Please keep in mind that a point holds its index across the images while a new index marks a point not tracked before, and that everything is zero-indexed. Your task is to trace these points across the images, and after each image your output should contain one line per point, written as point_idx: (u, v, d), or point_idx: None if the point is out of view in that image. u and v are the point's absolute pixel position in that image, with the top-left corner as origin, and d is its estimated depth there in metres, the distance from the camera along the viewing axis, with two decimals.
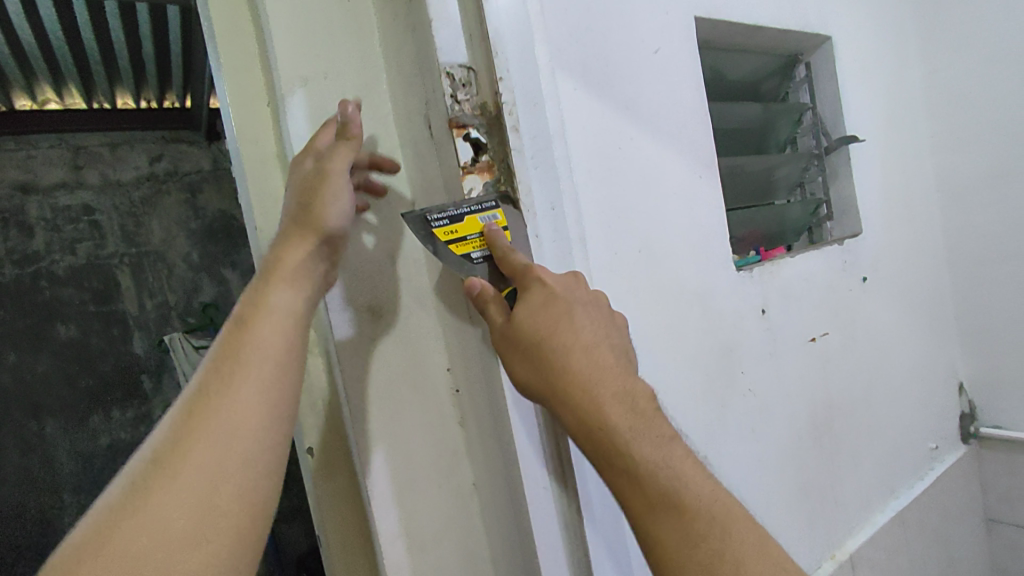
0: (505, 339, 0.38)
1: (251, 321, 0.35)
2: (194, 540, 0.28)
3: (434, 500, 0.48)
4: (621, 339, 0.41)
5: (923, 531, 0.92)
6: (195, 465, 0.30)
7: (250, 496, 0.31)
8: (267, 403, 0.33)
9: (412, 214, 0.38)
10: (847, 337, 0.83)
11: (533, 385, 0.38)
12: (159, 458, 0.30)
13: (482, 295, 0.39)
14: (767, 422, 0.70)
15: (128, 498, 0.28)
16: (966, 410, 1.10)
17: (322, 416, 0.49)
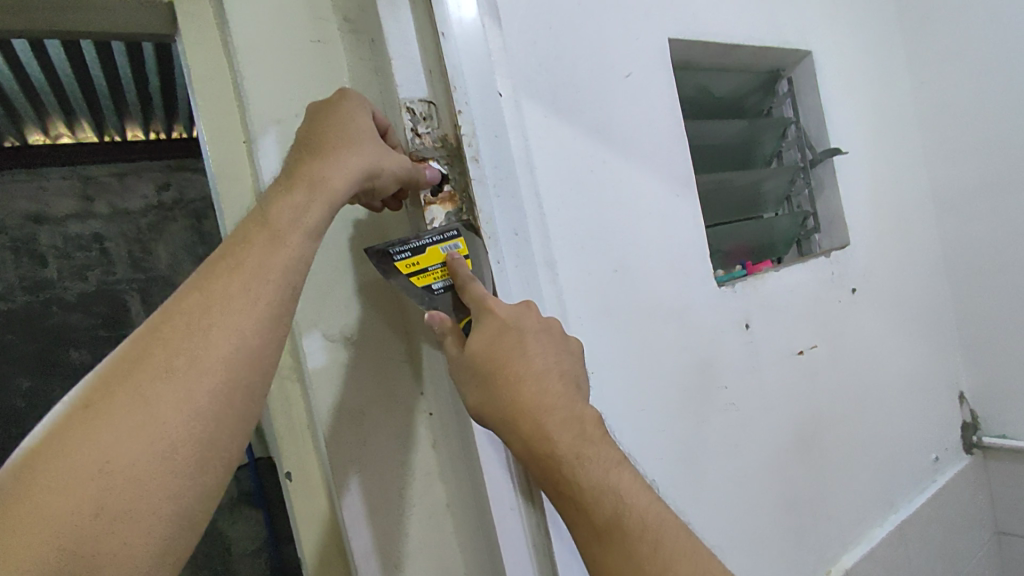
0: (461, 369, 0.40)
1: (207, 289, 0.31)
2: (107, 491, 0.26)
3: (408, 520, 0.49)
4: (573, 367, 0.42)
5: (923, 544, 0.91)
6: (98, 442, 0.27)
7: (177, 479, 0.28)
8: (205, 359, 0.30)
9: (373, 249, 0.39)
10: (836, 349, 0.83)
11: (486, 408, 0.39)
12: (65, 434, 0.26)
13: (441, 325, 0.41)
14: (751, 436, 0.70)
15: (23, 475, 0.25)
16: (969, 420, 1.08)
17: (300, 440, 0.50)
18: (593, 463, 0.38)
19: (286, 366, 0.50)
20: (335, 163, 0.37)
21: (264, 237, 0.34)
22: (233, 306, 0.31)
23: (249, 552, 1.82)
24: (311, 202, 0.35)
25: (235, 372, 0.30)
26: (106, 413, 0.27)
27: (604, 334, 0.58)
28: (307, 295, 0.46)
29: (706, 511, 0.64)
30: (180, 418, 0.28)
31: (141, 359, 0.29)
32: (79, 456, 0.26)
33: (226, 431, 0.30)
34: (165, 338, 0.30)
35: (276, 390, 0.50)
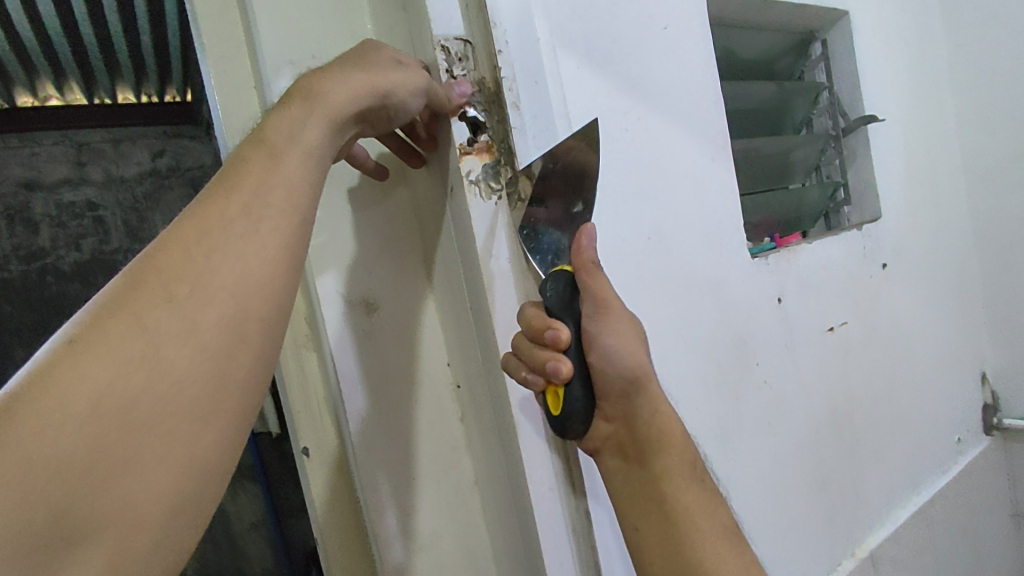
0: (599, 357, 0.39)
1: (206, 213, 0.27)
2: (107, 450, 0.22)
3: (435, 499, 0.46)
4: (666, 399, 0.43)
5: (945, 525, 0.89)
6: (89, 390, 0.22)
7: (192, 432, 0.24)
8: (221, 294, 0.26)
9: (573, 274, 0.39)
10: (867, 326, 0.80)
11: (601, 339, 0.39)
12: (43, 383, 0.22)
13: (558, 340, 0.36)
14: (784, 415, 0.68)
15: (1, 417, 0.21)
16: (990, 402, 1.06)
17: (316, 414, 0.47)
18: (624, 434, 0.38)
19: (302, 336, 0.47)
20: (337, 82, 0.32)
21: (259, 157, 0.29)
22: (235, 233, 0.27)
23: (250, 529, 1.82)
24: (309, 114, 0.31)
25: (244, 304, 0.26)
26: (98, 349, 0.23)
27: (638, 304, 0.54)
28: (328, 258, 0.42)
29: (738, 491, 0.61)
30: (190, 361, 0.24)
31: (137, 287, 0.25)
32: (67, 398, 0.22)
33: (236, 370, 0.26)
34: (164, 270, 0.25)
35: (293, 362, 0.46)
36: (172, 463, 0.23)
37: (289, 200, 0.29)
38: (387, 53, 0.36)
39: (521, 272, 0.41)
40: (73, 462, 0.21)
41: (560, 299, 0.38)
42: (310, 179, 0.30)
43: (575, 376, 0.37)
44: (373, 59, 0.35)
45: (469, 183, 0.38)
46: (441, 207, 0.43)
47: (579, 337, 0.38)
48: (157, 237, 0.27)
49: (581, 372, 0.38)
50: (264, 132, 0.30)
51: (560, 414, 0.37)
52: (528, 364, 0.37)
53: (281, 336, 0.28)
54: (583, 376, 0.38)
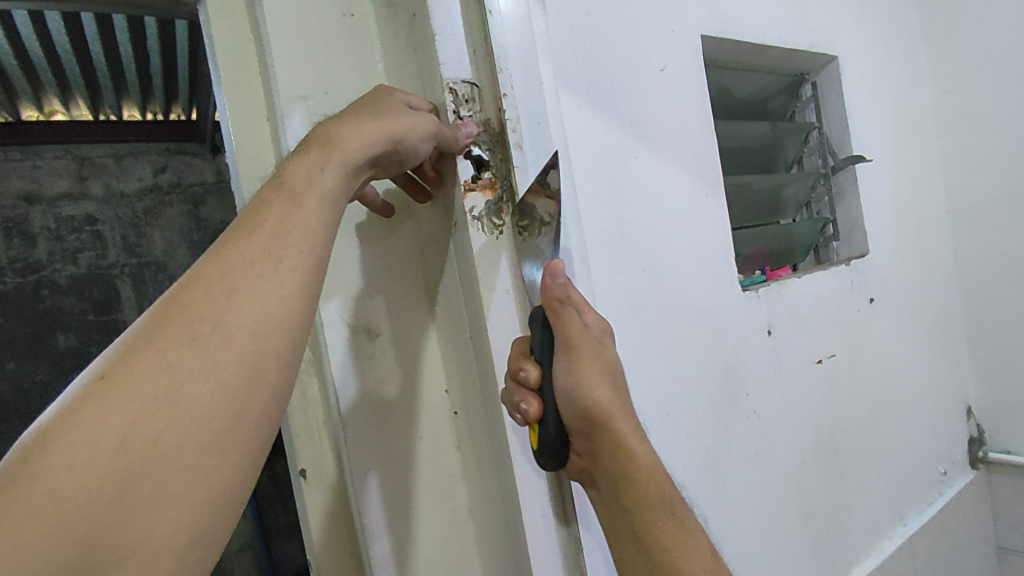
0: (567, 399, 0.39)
1: (229, 256, 0.29)
2: (130, 483, 0.23)
3: (429, 526, 0.46)
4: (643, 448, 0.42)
5: (930, 556, 0.91)
6: (115, 425, 0.23)
7: (212, 464, 0.25)
8: (240, 331, 0.27)
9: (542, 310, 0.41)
10: (854, 358, 0.82)
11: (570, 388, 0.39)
12: (74, 419, 0.23)
13: (528, 380, 0.39)
14: (772, 444, 0.69)
15: (34, 452, 0.22)
16: (974, 435, 1.08)
17: (315, 437, 0.48)
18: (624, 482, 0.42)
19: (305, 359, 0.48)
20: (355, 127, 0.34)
21: (279, 198, 0.31)
22: (256, 273, 0.29)
23: (234, 549, 1.82)
24: (325, 161, 0.33)
25: (263, 343, 0.28)
26: (126, 384, 0.24)
27: (632, 334, 0.56)
28: (332, 284, 0.44)
29: (727, 519, 0.62)
30: (211, 396, 0.26)
31: (163, 323, 0.26)
32: (96, 431, 0.23)
33: (254, 405, 0.27)
34: (188, 309, 0.27)
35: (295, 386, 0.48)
36: (192, 495, 0.24)
37: (305, 245, 0.31)
38: (402, 100, 0.38)
39: (521, 306, 0.42)
40: (99, 495, 0.23)
41: (539, 340, 0.40)
42: (325, 224, 0.32)
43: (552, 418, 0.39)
44: (389, 107, 0.37)
45: (472, 219, 0.40)
46: (444, 240, 0.44)
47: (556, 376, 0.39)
48: (183, 277, 0.28)
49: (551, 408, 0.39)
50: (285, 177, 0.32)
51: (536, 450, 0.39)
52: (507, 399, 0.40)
53: (295, 372, 0.29)
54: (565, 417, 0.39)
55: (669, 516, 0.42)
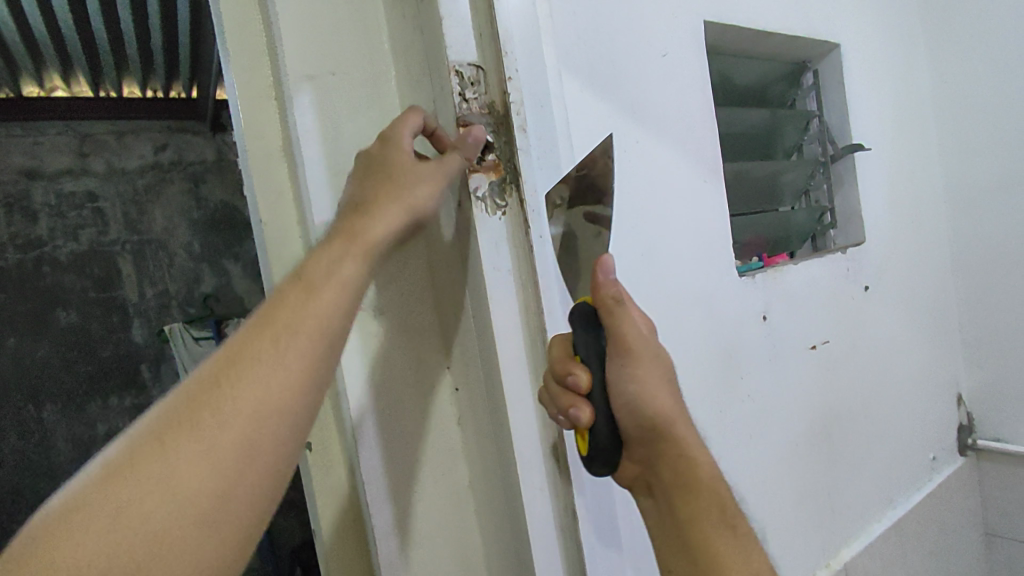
0: (628, 407, 0.42)
1: (276, 316, 0.31)
2: (172, 535, 0.25)
3: (431, 499, 0.48)
4: (707, 458, 0.45)
5: (918, 538, 0.93)
6: (168, 479, 0.26)
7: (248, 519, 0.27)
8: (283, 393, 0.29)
9: (580, 305, 0.42)
10: (848, 344, 0.83)
11: (624, 388, 0.41)
12: (132, 473, 0.26)
13: (579, 386, 0.40)
14: (765, 427, 0.71)
15: (93, 501, 0.25)
16: (965, 422, 1.10)
17: (321, 411, 0.49)
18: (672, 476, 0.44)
19: None
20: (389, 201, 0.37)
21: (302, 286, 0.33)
22: (301, 336, 0.31)
23: None
24: (348, 252, 0.34)
25: (303, 402, 0.30)
26: (179, 440, 0.27)
27: None
28: None
29: None
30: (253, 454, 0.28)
31: (218, 384, 0.29)
32: (150, 485, 0.25)
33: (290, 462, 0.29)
34: (238, 369, 0.29)
35: None
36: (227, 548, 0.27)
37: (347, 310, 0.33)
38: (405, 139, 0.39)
39: (524, 286, 0.43)
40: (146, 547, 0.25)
41: (587, 344, 0.41)
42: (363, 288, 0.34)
43: (603, 421, 0.41)
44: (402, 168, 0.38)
45: (475, 199, 0.41)
46: (449, 222, 0.45)
47: (604, 378, 0.41)
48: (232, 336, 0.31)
49: (605, 413, 0.41)
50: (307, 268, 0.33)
51: (588, 454, 0.42)
52: (557, 404, 0.42)
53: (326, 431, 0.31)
54: (613, 415, 0.42)
55: (728, 532, 0.43)
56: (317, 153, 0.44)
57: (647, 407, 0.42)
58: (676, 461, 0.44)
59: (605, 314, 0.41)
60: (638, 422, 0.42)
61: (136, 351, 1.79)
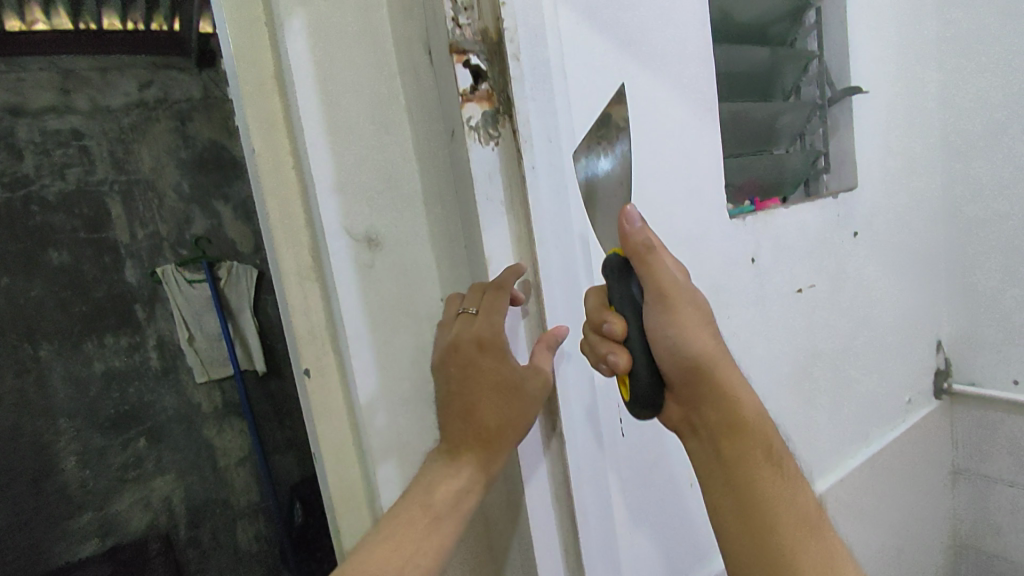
0: (670, 352, 0.45)
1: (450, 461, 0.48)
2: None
3: (423, 417, 0.53)
4: (751, 399, 0.47)
5: (889, 475, 0.98)
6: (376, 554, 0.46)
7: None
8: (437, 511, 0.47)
9: (610, 256, 0.46)
10: (834, 288, 0.85)
11: (663, 330, 0.45)
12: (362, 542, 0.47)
13: (613, 332, 0.45)
14: (749, 366, 0.73)
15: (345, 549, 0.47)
16: (942, 367, 1.14)
17: (319, 341, 0.51)
18: (718, 419, 0.47)
19: (305, 267, 0.50)
20: (494, 409, 0.46)
21: (427, 515, 0.47)
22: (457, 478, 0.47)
23: (235, 463, 1.96)
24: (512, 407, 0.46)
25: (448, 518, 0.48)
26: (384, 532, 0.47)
27: None
28: (334, 189, 0.45)
29: None
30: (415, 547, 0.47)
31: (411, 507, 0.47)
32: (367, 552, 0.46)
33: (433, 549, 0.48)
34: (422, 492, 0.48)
35: (299, 293, 0.50)
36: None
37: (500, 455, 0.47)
38: (495, 334, 0.45)
39: (515, 218, 0.44)
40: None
41: (624, 294, 0.45)
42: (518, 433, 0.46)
43: (641, 363, 0.45)
44: (490, 365, 0.46)
45: (468, 129, 0.41)
46: (442, 153, 0.45)
47: (641, 322, 0.45)
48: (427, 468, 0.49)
49: (644, 357, 0.45)
50: (434, 498, 0.47)
51: (630, 397, 0.47)
52: (597, 350, 0.46)
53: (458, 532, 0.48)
54: (652, 356, 0.46)
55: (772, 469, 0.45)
56: (308, 79, 0.44)
57: (686, 345, 0.45)
58: (719, 402, 0.46)
59: (639, 263, 0.44)
60: (677, 358, 0.45)
61: (130, 292, 1.77)
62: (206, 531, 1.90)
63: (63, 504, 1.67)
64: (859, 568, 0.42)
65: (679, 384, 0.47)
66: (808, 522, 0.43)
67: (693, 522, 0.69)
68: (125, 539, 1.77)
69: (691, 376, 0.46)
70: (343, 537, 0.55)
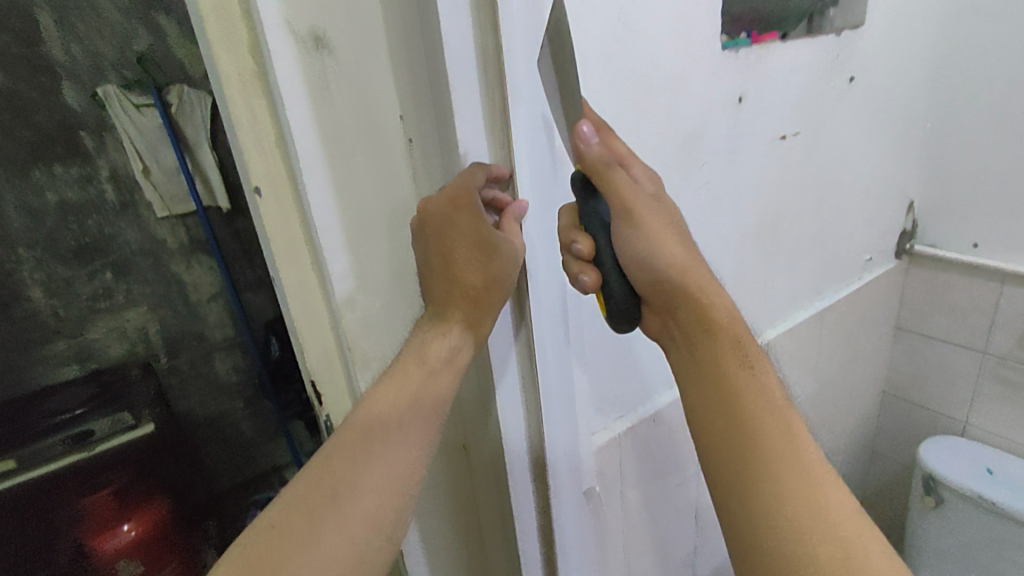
0: (642, 268, 0.48)
1: (404, 377, 0.48)
2: (340, 510, 0.43)
3: (385, 250, 0.51)
4: (726, 306, 0.50)
5: (836, 327, 1.03)
6: (344, 474, 0.44)
7: (381, 508, 0.45)
8: (400, 428, 0.47)
9: (574, 177, 0.49)
10: (816, 139, 0.82)
11: (631, 245, 0.48)
12: (325, 469, 0.44)
13: (581, 253, 0.49)
14: (717, 214, 0.72)
15: (308, 484, 0.44)
16: (908, 229, 1.16)
17: (270, 159, 0.48)
18: (691, 322, 0.49)
19: (248, 72, 0.45)
20: (475, 269, 0.47)
21: (413, 364, 0.48)
22: (417, 390, 0.47)
23: (206, 299, 1.93)
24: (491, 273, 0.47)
25: (413, 435, 0.47)
26: (348, 456, 0.45)
27: (596, 81, 0.54)
28: None
29: None
30: (385, 466, 0.45)
31: (368, 426, 0.46)
32: (332, 476, 0.44)
33: (404, 471, 0.46)
34: (379, 412, 0.47)
35: (242, 103, 0.45)
36: (366, 523, 0.44)
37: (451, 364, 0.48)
38: (471, 200, 0.44)
39: (481, 22, 0.40)
40: (328, 512, 0.43)
41: (590, 212, 0.48)
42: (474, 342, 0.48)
43: (611, 277, 0.49)
44: (467, 230, 0.45)
45: None
46: None
47: (609, 238, 0.48)
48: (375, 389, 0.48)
49: (613, 271, 0.49)
50: (425, 353, 0.48)
51: (607, 312, 0.51)
52: (569, 269, 0.51)
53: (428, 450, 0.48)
54: (622, 270, 0.49)
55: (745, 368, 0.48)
56: None
57: (656, 255, 0.48)
58: (692, 304, 0.49)
59: (600, 178, 0.47)
60: (647, 270, 0.48)
61: (74, 119, 1.59)
62: (184, 361, 1.94)
63: (38, 329, 1.69)
64: (819, 451, 0.44)
65: (652, 295, 0.50)
66: (777, 413, 0.45)
67: (649, 363, 0.72)
68: (105, 364, 1.81)
69: (662, 284, 0.49)
70: (307, 355, 0.57)
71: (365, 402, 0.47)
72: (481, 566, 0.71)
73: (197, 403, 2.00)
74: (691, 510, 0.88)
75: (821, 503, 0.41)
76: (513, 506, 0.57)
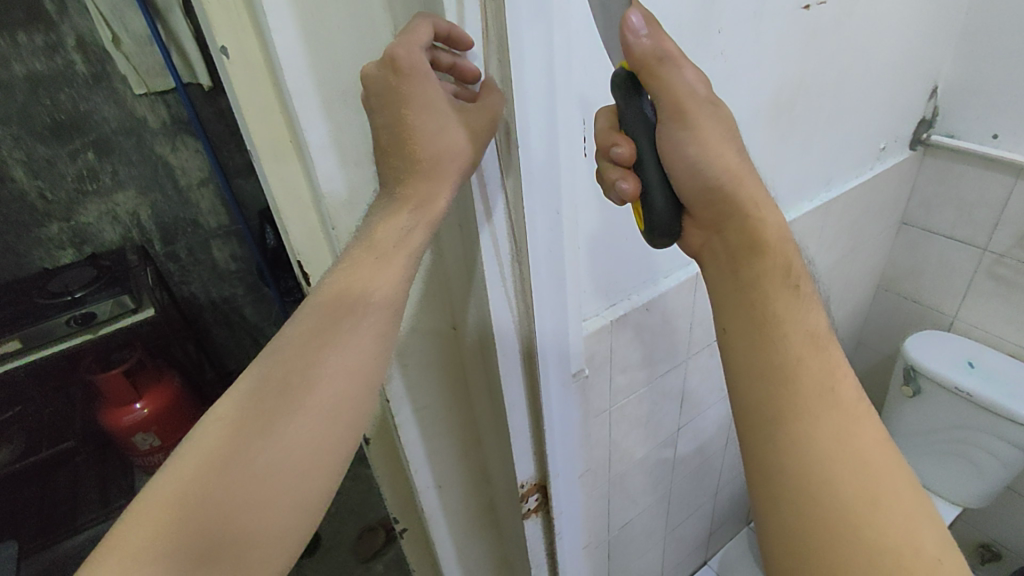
0: (693, 182, 0.48)
1: (366, 265, 0.46)
2: (300, 396, 0.44)
3: (366, 114, 0.48)
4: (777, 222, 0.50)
5: (840, 218, 1.00)
6: (304, 363, 0.44)
7: (341, 395, 0.45)
8: (361, 319, 0.46)
9: (615, 76, 0.45)
10: (847, 6, 0.75)
11: (682, 154, 0.47)
12: (286, 356, 0.45)
13: (622, 158, 0.47)
14: (729, 91, 0.67)
15: (270, 370, 0.44)
16: (927, 116, 1.10)
17: (235, 12, 0.44)
18: (737, 235, 0.49)
19: None
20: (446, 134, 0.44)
21: (373, 255, 0.46)
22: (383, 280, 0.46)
23: (196, 183, 1.87)
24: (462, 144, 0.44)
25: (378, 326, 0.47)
26: (307, 345, 0.45)
27: None
28: None
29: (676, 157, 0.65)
30: (346, 355, 0.45)
31: (329, 316, 0.46)
32: (293, 364, 0.44)
33: (367, 360, 0.46)
34: (340, 303, 0.46)
35: None
36: (326, 409, 0.44)
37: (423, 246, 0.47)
38: (422, 62, 0.41)
39: None
40: (288, 397, 0.43)
41: (635, 116, 0.46)
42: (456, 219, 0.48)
43: (654, 185, 0.48)
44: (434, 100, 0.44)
45: None
46: None
47: (654, 143, 0.47)
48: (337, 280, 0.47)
49: (657, 178, 0.48)
50: (376, 238, 0.46)
51: (647, 226, 0.50)
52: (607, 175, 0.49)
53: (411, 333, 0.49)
54: (665, 178, 0.48)
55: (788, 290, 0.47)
56: None
57: (707, 164, 0.47)
58: (738, 217, 0.49)
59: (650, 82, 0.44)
60: (697, 181, 0.48)
61: None
62: (182, 247, 1.94)
63: (28, 211, 1.67)
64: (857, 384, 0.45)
65: (699, 207, 0.50)
66: (817, 342, 0.46)
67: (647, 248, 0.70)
68: (100, 250, 1.82)
69: (712, 196, 0.49)
70: (292, 233, 0.56)
71: (324, 292, 0.47)
72: (474, 438, 0.74)
73: (199, 288, 2.03)
74: (677, 393, 0.91)
75: (854, 430, 0.42)
76: (501, 384, 0.59)
